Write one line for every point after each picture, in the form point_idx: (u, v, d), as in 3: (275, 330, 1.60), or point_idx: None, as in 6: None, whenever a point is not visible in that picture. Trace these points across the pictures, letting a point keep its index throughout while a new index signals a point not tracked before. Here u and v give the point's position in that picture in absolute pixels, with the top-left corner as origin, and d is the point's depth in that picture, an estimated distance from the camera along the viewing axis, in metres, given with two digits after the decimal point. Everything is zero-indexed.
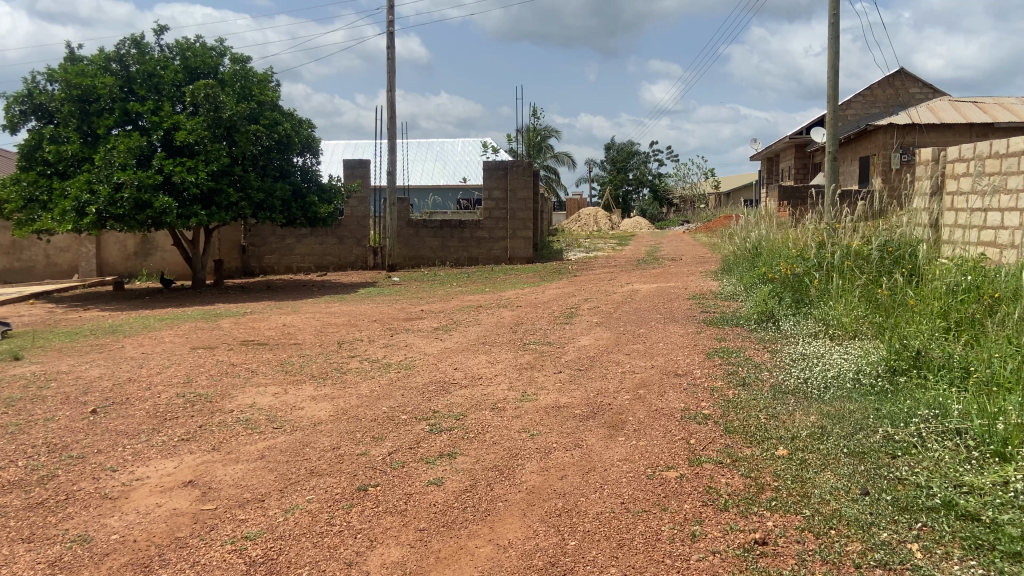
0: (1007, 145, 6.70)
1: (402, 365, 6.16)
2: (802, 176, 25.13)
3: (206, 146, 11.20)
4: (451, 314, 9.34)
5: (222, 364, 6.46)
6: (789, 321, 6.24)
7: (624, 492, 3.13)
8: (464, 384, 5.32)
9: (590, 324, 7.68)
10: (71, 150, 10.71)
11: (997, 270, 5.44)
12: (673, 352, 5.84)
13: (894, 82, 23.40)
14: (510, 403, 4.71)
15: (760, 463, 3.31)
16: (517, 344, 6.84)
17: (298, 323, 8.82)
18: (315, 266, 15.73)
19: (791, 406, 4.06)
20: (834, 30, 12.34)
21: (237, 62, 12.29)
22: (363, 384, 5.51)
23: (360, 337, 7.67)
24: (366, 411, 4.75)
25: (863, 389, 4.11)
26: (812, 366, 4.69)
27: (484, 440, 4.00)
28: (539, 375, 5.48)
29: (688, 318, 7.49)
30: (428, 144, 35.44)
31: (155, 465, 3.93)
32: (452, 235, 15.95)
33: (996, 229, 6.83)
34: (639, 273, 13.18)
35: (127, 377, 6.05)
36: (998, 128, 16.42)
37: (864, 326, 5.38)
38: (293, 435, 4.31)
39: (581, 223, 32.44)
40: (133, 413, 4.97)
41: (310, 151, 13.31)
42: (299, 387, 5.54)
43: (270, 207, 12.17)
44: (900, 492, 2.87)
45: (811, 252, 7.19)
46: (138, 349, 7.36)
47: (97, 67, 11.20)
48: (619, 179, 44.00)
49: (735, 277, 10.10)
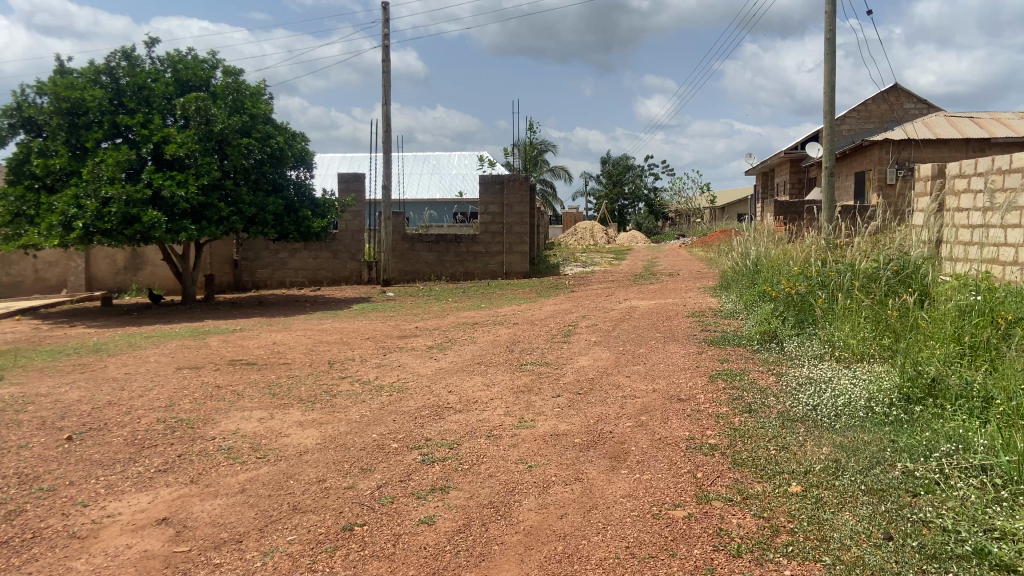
0: (1011, 160, 6.55)
1: (394, 387, 5.94)
2: (799, 191, 25.05)
3: (196, 160, 11.02)
4: (446, 331, 9.13)
5: (207, 386, 6.23)
6: (794, 341, 6.04)
7: (629, 534, 2.92)
8: (458, 409, 5.10)
9: (588, 343, 7.48)
10: (58, 164, 10.50)
11: (1009, 291, 5.24)
12: (675, 375, 5.63)
13: (890, 97, 23.37)
14: (506, 431, 4.50)
15: (772, 501, 3.10)
16: (514, 364, 6.63)
17: (288, 341, 8.59)
18: (308, 281, 15.51)
19: (801, 436, 3.85)
20: (832, 44, 12.23)
21: (228, 75, 12.13)
22: (353, 409, 5.28)
23: (352, 357, 7.44)
24: (355, 439, 4.53)
25: (877, 418, 3.90)
26: (822, 391, 4.48)
27: (479, 472, 3.78)
28: (536, 399, 5.26)
29: (688, 337, 7.28)
30: (423, 157, 35.33)
31: (129, 500, 3.72)
32: (447, 250, 15.76)
33: (999, 245, 6.65)
34: (637, 289, 13.00)
35: (107, 401, 5.81)
36: (996, 144, 16.27)
37: (872, 349, 5.17)
38: (277, 466, 4.10)
39: (577, 237, 32.34)
40: (110, 441, 4.76)
41: (303, 165, 13.12)
42: (286, 411, 5.32)
43: (261, 221, 11.98)
44: (926, 537, 2.65)
45: (813, 270, 6.97)
46: (122, 370, 7.12)
47: (86, 79, 11.01)
48: (615, 193, 43.90)
49: (735, 293, 9.90)
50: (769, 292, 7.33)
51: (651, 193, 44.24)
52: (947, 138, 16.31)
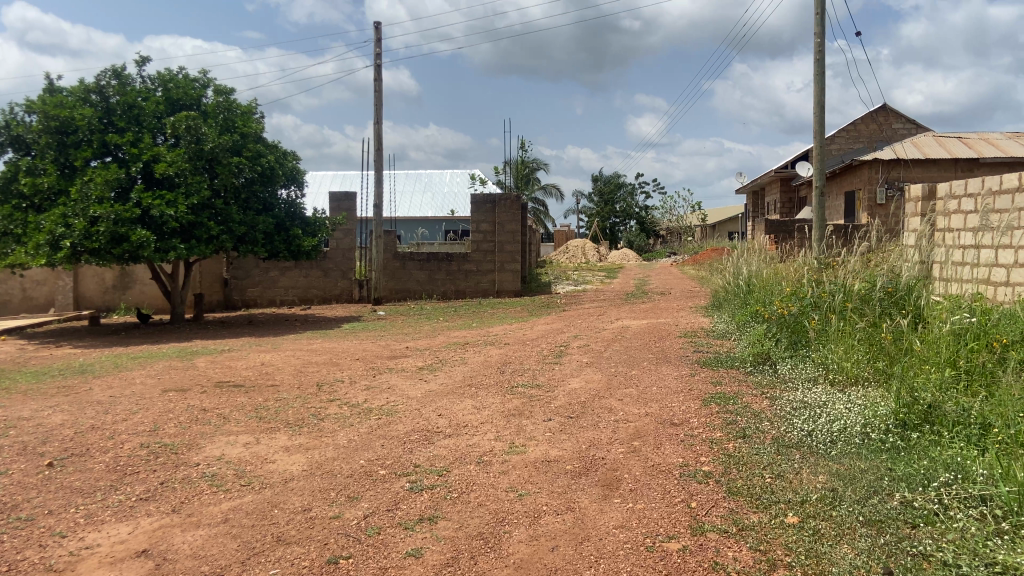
0: (1001, 181, 6.55)
1: (383, 410, 5.84)
2: (789, 210, 25.16)
3: (186, 179, 10.95)
4: (437, 352, 9.04)
5: (192, 409, 6.12)
6: (787, 363, 5.99)
7: (623, 568, 2.84)
8: (447, 434, 5.01)
9: (580, 364, 7.40)
10: (46, 183, 10.41)
11: (1003, 313, 5.20)
12: (668, 398, 5.56)
13: (879, 117, 23.53)
14: (496, 457, 4.42)
15: (768, 532, 3.04)
16: (505, 387, 6.53)
17: (276, 362, 8.49)
18: (298, 299, 15.41)
19: (797, 463, 3.78)
20: (822, 65, 12.30)
21: (219, 93, 12.10)
22: (340, 434, 5.18)
23: (341, 379, 7.34)
24: (342, 465, 4.44)
25: (873, 446, 3.83)
26: (816, 416, 4.42)
27: (468, 502, 3.69)
28: (527, 423, 5.17)
29: (681, 359, 7.21)
30: (415, 175, 35.34)
31: (108, 530, 3.63)
32: (438, 268, 15.69)
33: (991, 266, 6.63)
34: (629, 308, 12.96)
35: (90, 425, 5.70)
36: (985, 164, 16.36)
37: (866, 372, 5.13)
38: (262, 494, 4.01)
39: (569, 255, 32.35)
40: (91, 467, 4.66)
41: (294, 184, 13.06)
42: (272, 436, 5.22)
43: (251, 240, 11.91)
44: (926, 572, 2.59)
45: (806, 291, 6.92)
46: (107, 392, 7.00)
47: (76, 98, 10.93)
48: (607, 211, 44.04)
49: (727, 314, 9.85)
50: (762, 313, 7.28)
51: (643, 212, 44.39)
52: (936, 158, 16.40)
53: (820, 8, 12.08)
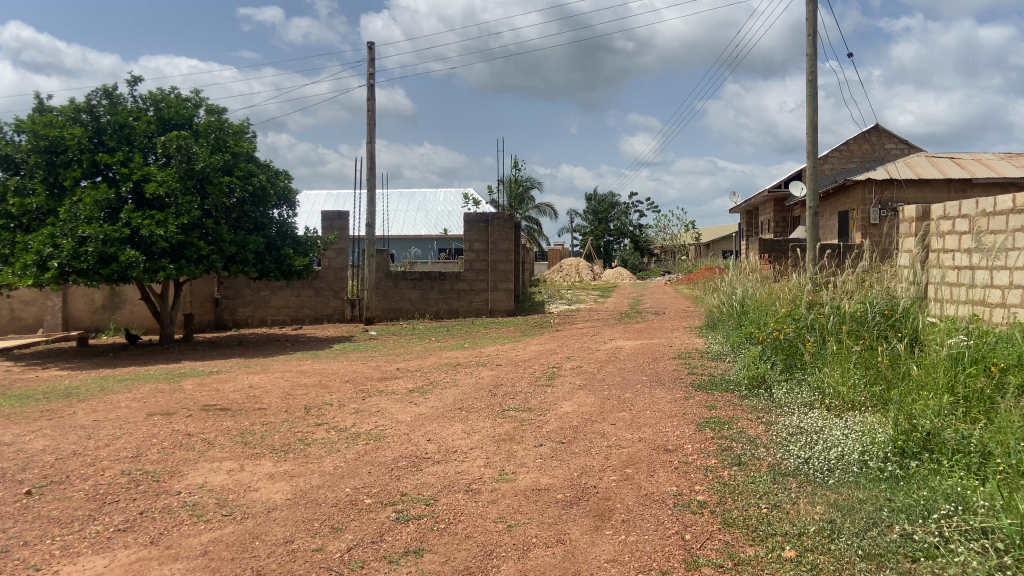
0: (994, 203, 6.51)
1: (371, 435, 5.72)
2: (781, 230, 25.29)
3: (177, 199, 10.86)
4: (428, 373, 8.92)
5: (176, 434, 5.99)
6: (782, 387, 5.90)
7: None
8: (436, 460, 4.89)
9: (572, 387, 7.29)
10: (34, 203, 10.31)
11: (1001, 337, 5.11)
12: (662, 423, 5.46)
13: (871, 137, 23.63)
14: (485, 485, 4.30)
15: (765, 567, 2.94)
16: (496, 410, 6.41)
17: (265, 385, 8.36)
18: (289, 319, 15.29)
19: (794, 493, 3.68)
20: (814, 86, 12.32)
21: (212, 113, 12.04)
22: (327, 460, 5.07)
23: (329, 402, 7.21)
24: (328, 494, 4.32)
25: (872, 475, 3.74)
26: (813, 443, 4.33)
27: (455, 533, 3.58)
28: (518, 449, 5.06)
29: (675, 382, 7.11)
30: (409, 194, 35.35)
31: (83, 563, 3.51)
32: (431, 287, 15.59)
33: (987, 288, 6.56)
34: (622, 328, 12.86)
35: (71, 451, 5.57)
36: (977, 185, 16.40)
37: (863, 397, 5.05)
38: (243, 525, 3.90)
39: (563, 273, 32.32)
40: (70, 496, 4.53)
41: (286, 203, 12.98)
42: (256, 462, 5.09)
43: (242, 260, 11.81)
44: None
45: (801, 313, 6.84)
46: (91, 416, 6.86)
47: (66, 117, 10.84)
48: (600, 230, 44.10)
49: (721, 334, 9.76)
50: (757, 336, 7.19)
51: (636, 230, 44.45)
52: (929, 179, 16.43)
53: (812, 30, 12.13)
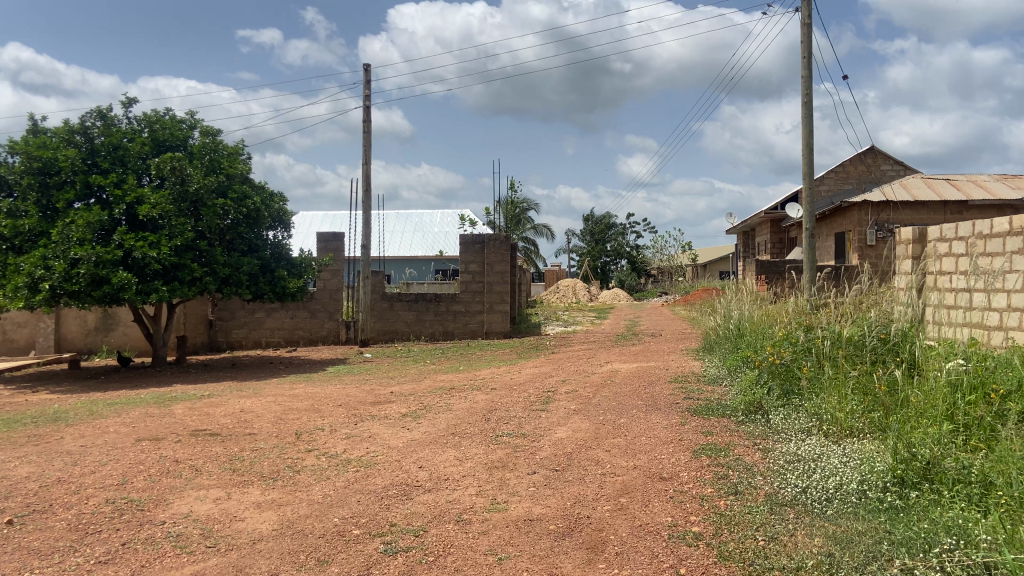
0: (991, 225, 6.49)
1: (362, 462, 5.62)
2: (779, 251, 25.27)
3: (170, 221, 10.79)
4: (422, 397, 8.81)
5: (163, 460, 5.89)
6: (779, 413, 5.82)
7: None
8: (428, 488, 4.80)
9: (567, 412, 7.19)
10: (27, 225, 10.26)
11: (1001, 362, 5.04)
12: (657, 449, 5.37)
13: (867, 159, 23.68)
14: (476, 515, 4.20)
15: None
16: (489, 436, 6.31)
17: (256, 409, 8.24)
18: (284, 341, 15.19)
19: (791, 524, 3.60)
20: (809, 108, 12.36)
21: (207, 134, 12.03)
22: (316, 488, 4.96)
23: (321, 427, 7.10)
24: (316, 524, 4.22)
25: (871, 505, 3.66)
26: (810, 472, 4.24)
27: (444, 566, 3.48)
28: (510, 477, 4.97)
29: (671, 406, 7.02)
30: (405, 216, 35.35)
31: None
32: (427, 308, 15.50)
33: (985, 309, 6.50)
34: (619, 350, 12.77)
35: (56, 478, 5.47)
36: (973, 207, 16.39)
37: (861, 423, 4.98)
38: (227, 557, 3.80)
39: (559, 294, 32.24)
40: (51, 525, 4.43)
41: (281, 225, 12.93)
42: (243, 490, 4.99)
43: (236, 282, 11.74)
44: None
45: (797, 336, 6.77)
46: (78, 442, 6.75)
47: (60, 138, 10.80)
48: (597, 251, 44.12)
49: (718, 357, 9.67)
50: (752, 360, 7.12)
51: (633, 251, 44.47)
52: (925, 200, 16.43)
53: (806, 53, 12.19)
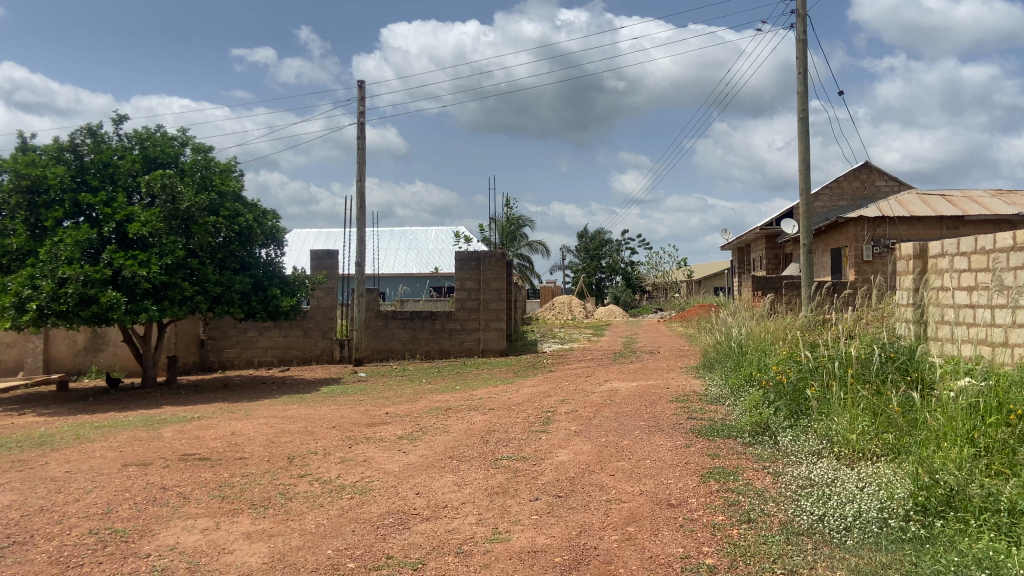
0: (994, 240, 6.35)
1: (358, 488, 5.42)
2: (775, 267, 25.17)
3: (160, 239, 10.58)
4: (417, 418, 8.58)
5: (151, 487, 5.68)
6: (787, 434, 5.64)
7: None
8: (425, 517, 4.60)
9: (568, 433, 6.99)
10: (15, 244, 10.06)
11: (1017, 381, 4.85)
12: (663, 473, 5.19)
13: (861, 175, 23.67)
14: (477, 546, 4.01)
15: None
16: (488, 460, 6.11)
17: (247, 432, 8.01)
18: (277, 360, 14.97)
19: (811, 556, 3.42)
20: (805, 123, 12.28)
21: (198, 152, 11.86)
22: (309, 517, 4.75)
23: (314, 450, 6.90)
24: (307, 556, 4.02)
25: (893, 535, 3.49)
26: (826, 498, 4.08)
27: None
28: (511, 504, 4.77)
29: (673, 428, 6.83)
30: (399, 233, 35.22)
31: None
32: (422, 326, 15.32)
33: (990, 326, 6.35)
34: (617, 368, 12.55)
35: (38, 507, 5.25)
36: (970, 222, 16.32)
37: (874, 446, 4.81)
38: None
39: (554, 311, 32.07)
40: (31, 558, 4.21)
41: (274, 242, 12.74)
42: (233, 519, 4.78)
43: (227, 301, 11.56)
44: None
45: (803, 354, 6.60)
46: (63, 467, 6.53)
47: (49, 156, 10.60)
48: (592, 267, 44.03)
49: (719, 375, 9.49)
50: (757, 379, 6.93)
51: (628, 268, 44.38)
52: (922, 216, 16.38)
53: (801, 69, 12.13)
